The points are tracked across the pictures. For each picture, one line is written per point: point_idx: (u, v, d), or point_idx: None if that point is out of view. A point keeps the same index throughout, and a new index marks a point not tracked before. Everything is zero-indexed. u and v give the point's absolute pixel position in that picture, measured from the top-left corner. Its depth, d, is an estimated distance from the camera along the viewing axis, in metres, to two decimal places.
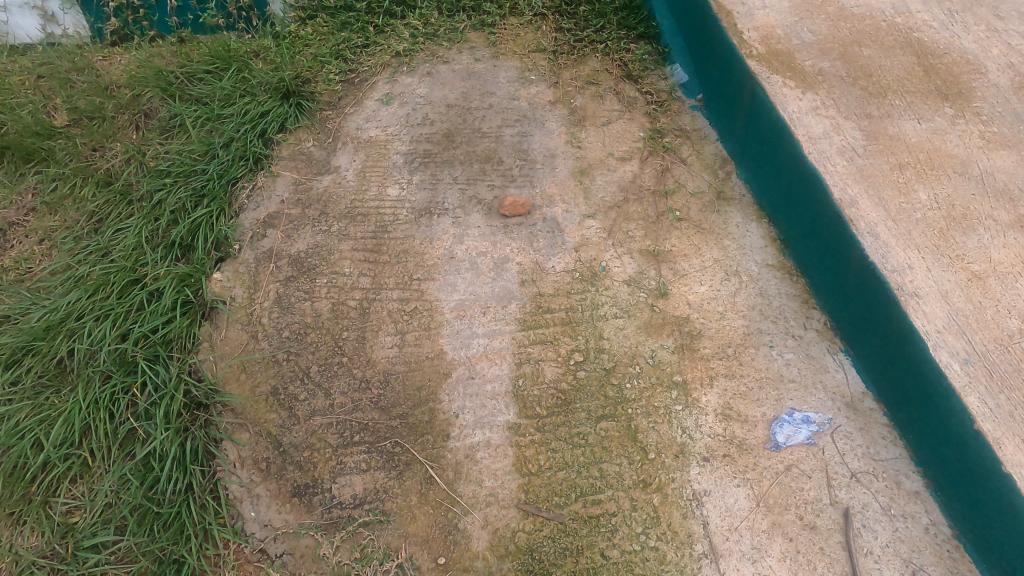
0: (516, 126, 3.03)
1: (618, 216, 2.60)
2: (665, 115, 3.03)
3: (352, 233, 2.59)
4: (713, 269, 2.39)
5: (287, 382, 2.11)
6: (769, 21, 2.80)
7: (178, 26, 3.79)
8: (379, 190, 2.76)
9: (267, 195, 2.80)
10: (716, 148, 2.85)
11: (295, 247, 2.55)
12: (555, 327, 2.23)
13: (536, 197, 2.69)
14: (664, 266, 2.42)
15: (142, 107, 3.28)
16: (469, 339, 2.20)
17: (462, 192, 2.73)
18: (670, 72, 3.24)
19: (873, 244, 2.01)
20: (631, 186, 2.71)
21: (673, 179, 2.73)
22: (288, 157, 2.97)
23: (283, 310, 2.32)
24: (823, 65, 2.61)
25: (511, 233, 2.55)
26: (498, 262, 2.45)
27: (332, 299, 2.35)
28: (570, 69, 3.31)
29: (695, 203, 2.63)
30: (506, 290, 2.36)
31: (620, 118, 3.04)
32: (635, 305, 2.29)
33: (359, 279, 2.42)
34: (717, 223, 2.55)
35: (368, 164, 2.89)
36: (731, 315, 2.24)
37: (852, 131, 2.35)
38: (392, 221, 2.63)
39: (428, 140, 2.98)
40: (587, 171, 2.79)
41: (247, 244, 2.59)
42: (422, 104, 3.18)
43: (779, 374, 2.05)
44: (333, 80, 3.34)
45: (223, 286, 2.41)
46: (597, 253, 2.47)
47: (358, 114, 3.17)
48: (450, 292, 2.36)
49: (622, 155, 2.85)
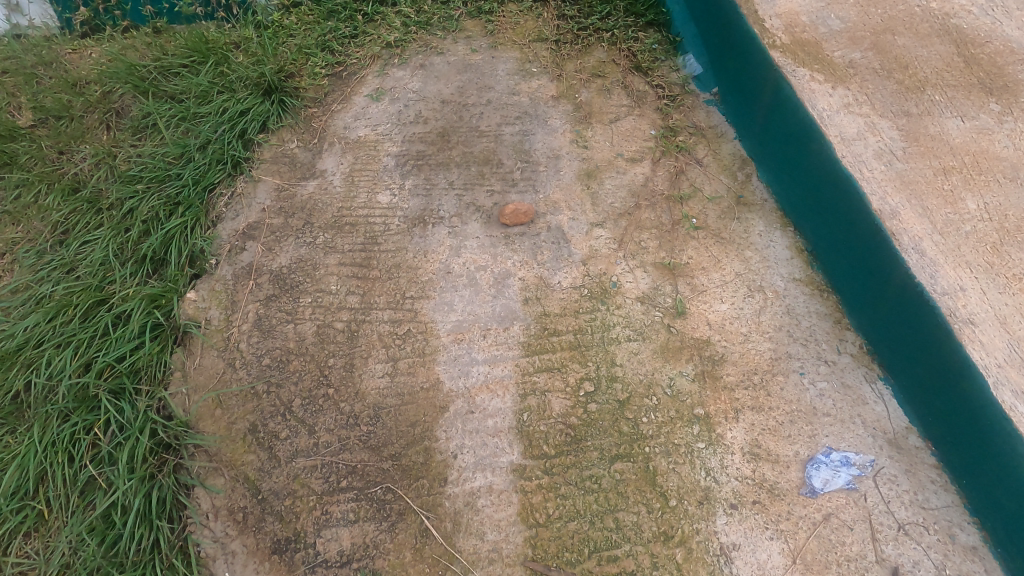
0: (517, 124, 2.79)
1: (629, 225, 2.39)
2: (678, 111, 2.80)
3: (339, 245, 2.37)
4: (734, 285, 2.19)
5: (266, 418, 1.91)
6: (793, 7, 2.55)
7: (153, 15, 3.54)
8: (368, 197, 2.54)
9: (247, 202, 2.58)
10: (734, 147, 2.62)
11: (277, 261, 2.33)
12: (563, 351, 2.04)
13: (540, 203, 2.47)
14: (680, 281, 2.21)
15: (113, 105, 3.03)
16: (469, 367, 2.00)
17: (459, 198, 2.51)
18: (683, 62, 3.00)
19: (919, 262, 1.80)
20: (643, 191, 2.49)
21: (688, 182, 2.51)
22: (270, 160, 2.74)
23: (263, 335, 2.11)
24: (854, 56, 2.37)
25: (513, 245, 2.34)
26: (498, 278, 2.25)
27: (316, 322, 2.14)
28: (574, 60, 3.08)
29: (712, 209, 2.42)
30: (509, 310, 2.15)
31: (629, 114, 2.81)
32: (650, 326, 2.09)
33: (346, 298, 2.21)
34: (737, 232, 2.34)
35: (356, 167, 2.66)
36: (756, 338, 2.04)
37: (890, 131, 2.12)
38: (383, 231, 2.41)
39: (422, 139, 2.75)
40: (595, 174, 2.57)
41: (225, 259, 2.36)
42: (414, 100, 2.95)
43: (812, 406, 1.86)
44: (319, 73, 3.11)
45: (197, 307, 2.19)
46: (607, 267, 2.26)
47: (345, 112, 2.94)
48: (446, 312, 2.15)
49: (631, 157, 2.63)
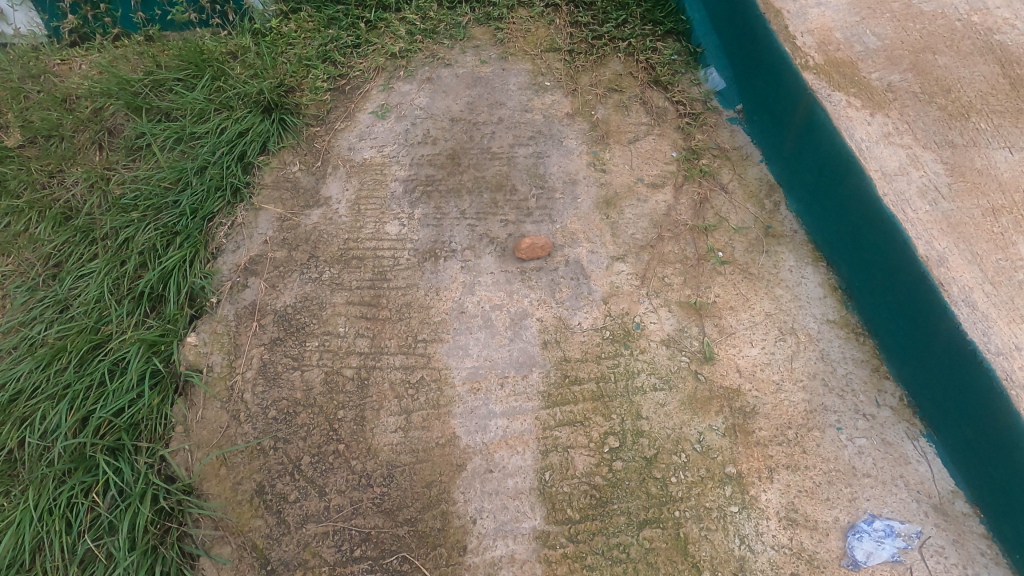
0: (530, 145, 2.65)
1: (652, 259, 2.26)
2: (700, 130, 2.65)
3: (347, 281, 2.26)
4: (764, 326, 2.07)
5: (274, 478, 1.82)
6: (825, 22, 2.40)
7: (145, 23, 3.37)
8: (376, 227, 2.41)
9: (248, 232, 2.45)
10: (760, 171, 2.49)
11: (281, 300, 2.22)
12: (585, 403, 1.93)
13: (556, 234, 2.35)
14: (707, 322, 2.10)
15: (106, 123, 2.89)
16: (486, 420, 1.90)
17: (471, 229, 2.38)
18: (704, 76, 2.84)
19: (971, 317, 1.69)
20: (666, 221, 2.36)
21: (713, 211, 2.38)
22: (272, 185, 2.61)
23: (268, 383, 2.01)
24: (892, 78, 2.23)
25: (530, 282, 2.22)
26: (515, 319, 2.14)
27: (324, 368, 2.04)
28: (589, 73, 2.92)
29: (739, 241, 2.29)
30: (527, 354, 2.05)
31: (648, 134, 2.67)
32: (676, 373, 1.99)
33: (355, 342, 2.10)
34: (766, 267, 2.21)
35: (363, 193, 2.53)
36: (789, 387, 1.93)
37: (933, 164, 1.99)
38: (392, 266, 2.29)
39: (431, 162, 2.62)
40: (614, 202, 2.44)
41: (227, 297, 2.25)
42: (421, 118, 2.81)
43: (852, 466, 1.77)
44: (320, 87, 2.96)
45: (198, 353, 2.08)
46: (629, 306, 2.15)
47: (349, 131, 2.80)
48: (461, 357, 2.05)
49: (652, 182, 2.49)
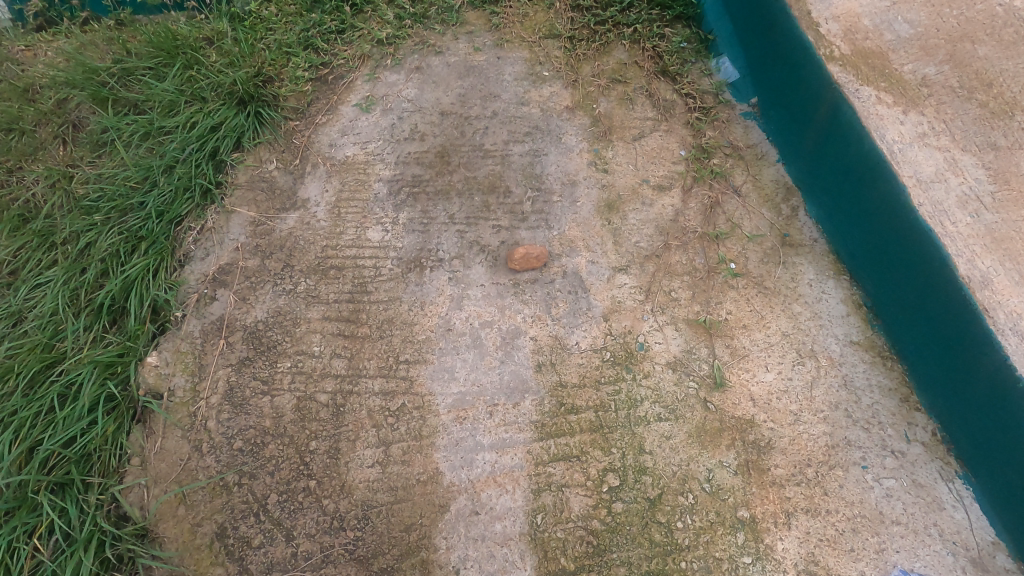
0: (526, 142, 2.44)
1: (657, 270, 2.07)
2: (711, 126, 2.43)
3: (323, 294, 2.07)
4: (781, 349, 1.88)
5: (237, 520, 1.67)
6: (852, 7, 2.15)
7: (116, 5, 3.14)
8: (357, 233, 2.21)
9: (218, 238, 2.26)
10: (777, 172, 2.28)
11: (252, 315, 2.04)
12: (582, 435, 1.75)
13: (553, 242, 2.15)
14: (717, 343, 1.91)
15: (71, 116, 2.67)
16: (473, 454, 1.73)
17: (461, 235, 2.18)
18: (716, 66, 2.61)
19: (1019, 349, 1.50)
20: (673, 228, 2.16)
21: (725, 217, 2.18)
22: (246, 185, 2.41)
23: (235, 409, 1.84)
24: (926, 71, 2.00)
25: (523, 296, 2.03)
26: (507, 337, 1.95)
27: (296, 393, 1.86)
28: (591, 63, 2.69)
29: (753, 251, 2.09)
30: (519, 379, 1.86)
31: (654, 130, 2.45)
32: (683, 402, 1.80)
33: (331, 363, 1.92)
34: (783, 280, 2.01)
35: (343, 195, 2.33)
36: (808, 419, 1.75)
37: (973, 170, 1.78)
38: (373, 277, 2.10)
39: (418, 161, 2.41)
40: (616, 206, 2.23)
41: (192, 310, 2.06)
42: (409, 111, 2.59)
43: (878, 512, 1.61)
44: (301, 77, 2.73)
45: (159, 375, 1.91)
46: (632, 323, 1.96)
47: (331, 125, 2.58)
48: (447, 382, 1.86)
49: (658, 184, 2.28)
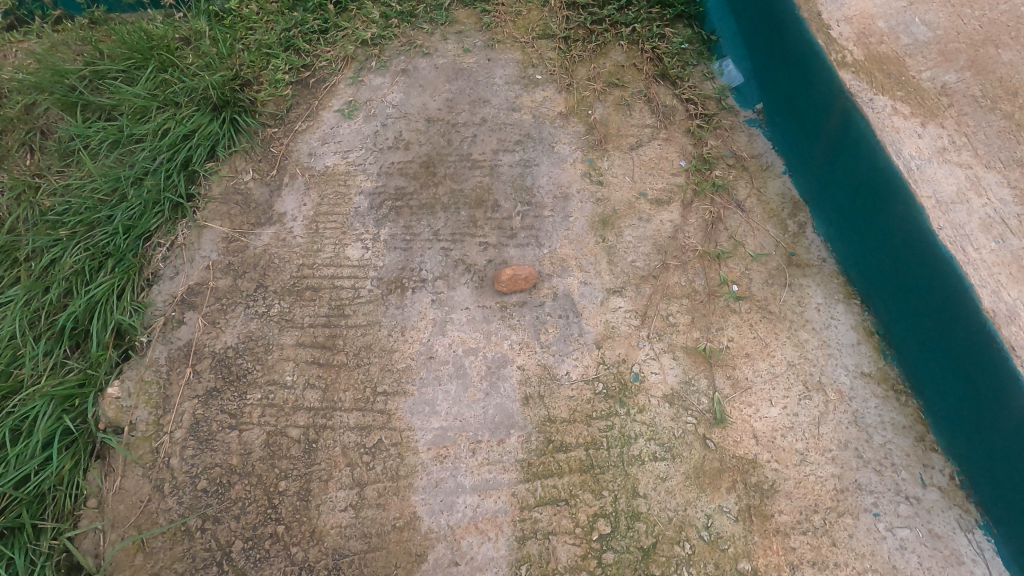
0: (517, 151, 2.30)
1: (654, 292, 1.93)
2: (714, 135, 2.29)
3: (298, 317, 1.94)
4: (786, 380, 1.75)
5: (199, 569, 1.57)
6: (866, 7, 2.00)
7: (90, 3, 2.99)
8: (335, 251, 2.08)
9: (189, 255, 2.13)
10: (783, 185, 2.14)
11: (222, 340, 1.91)
12: (572, 476, 1.63)
13: (543, 261, 2.02)
14: (718, 373, 1.78)
15: (39, 123, 2.52)
16: (453, 497, 1.61)
17: (445, 254, 2.05)
18: (719, 69, 2.46)
19: None
20: (671, 246, 2.02)
21: (727, 234, 2.04)
22: (219, 198, 2.27)
23: (200, 445, 1.72)
24: (946, 78, 1.84)
25: (511, 320, 1.90)
26: (493, 366, 1.82)
27: (266, 428, 1.74)
28: (586, 65, 2.55)
29: (757, 272, 1.95)
30: (504, 413, 1.74)
31: (653, 138, 2.30)
32: (680, 439, 1.68)
33: (304, 394, 1.80)
34: (789, 304, 1.88)
35: (322, 208, 2.19)
36: (815, 459, 1.62)
37: (997, 190, 1.63)
38: (351, 299, 1.97)
39: (402, 171, 2.27)
40: (611, 221, 2.09)
41: (159, 335, 1.94)
42: (394, 118, 2.44)
43: (890, 566, 1.49)
44: (281, 80, 2.58)
45: (120, 407, 1.79)
46: (627, 351, 1.83)
47: (311, 132, 2.44)
48: (427, 416, 1.74)
49: (657, 197, 2.14)
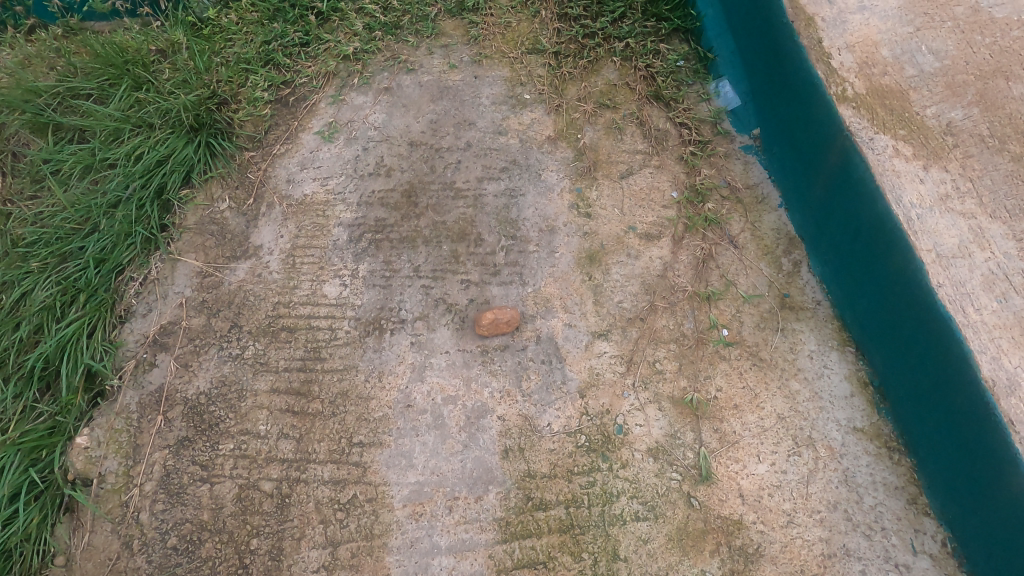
0: (502, 179, 2.19)
1: (641, 336, 1.86)
2: (707, 163, 2.19)
3: (273, 361, 1.88)
4: (776, 434, 1.69)
5: None
6: (869, 33, 1.88)
7: (64, 12, 2.77)
8: (312, 288, 2.01)
9: (162, 291, 2.06)
10: (778, 219, 2.05)
11: (194, 386, 1.86)
12: (551, 536, 1.59)
13: (527, 301, 1.94)
14: (704, 426, 1.72)
15: (11, 144, 2.39)
16: (428, 558, 1.58)
17: (425, 292, 1.98)
18: (715, 90, 2.35)
19: None
20: (660, 285, 1.95)
21: (718, 273, 1.96)
22: (194, 228, 2.20)
23: (171, 499, 1.68)
24: (952, 115, 1.74)
25: (492, 366, 1.83)
26: (472, 416, 1.76)
27: (237, 481, 1.70)
28: (577, 84, 2.42)
29: (748, 315, 1.88)
30: (483, 467, 1.68)
31: (644, 166, 2.20)
32: (664, 498, 1.62)
33: (277, 445, 1.74)
34: (780, 351, 1.81)
35: (299, 241, 2.11)
36: (802, 521, 1.57)
37: (1000, 242, 1.55)
38: (328, 341, 1.91)
39: (383, 201, 2.18)
40: (599, 258, 2.01)
41: (130, 379, 1.88)
42: (375, 141, 2.33)
43: None
44: (259, 98, 2.43)
45: (89, 458, 1.74)
46: (611, 401, 1.77)
47: (289, 156, 2.34)
48: (403, 469, 1.69)
49: (646, 232, 2.06)
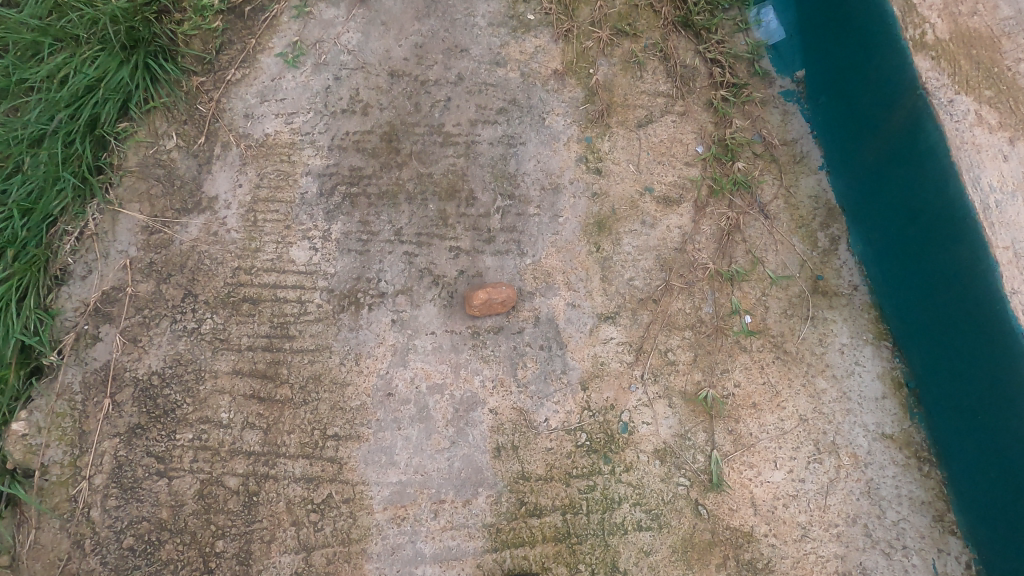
0: (500, 123, 1.84)
1: (653, 321, 1.65)
2: (740, 111, 1.87)
3: (236, 338, 1.66)
4: (796, 437, 1.53)
5: None
6: None
7: None
8: (278, 252, 1.74)
9: (103, 249, 1.73)
10: (817, 184, 1.77)
11: (145, 364, 1.63)
12: (546, 546, 1.48)
13: (526, 276, 1.70)
14: (718, 427, 1.55)
15: None
16: (411, 566, 1.47)
17: (409, 260, 1.72)
18: (755, 17, 1.94)
19: None
20: (678, 261, 1.70)
21: (744, 248, 1.72)
22: (137, 170, 1.80)
23: (125, 495, 1.52)
24: None
25: (483, 351, 1.62)
26: (461, 409, 1.57)
27: (198, 476, 1.53)
28: (591, 2, 1.90)
29: (775, 299, 1.66)
30: (471, 467, 1.52)
31: (665, 112, 1.86)
32: (670, 506, 1.49)
33: (241, 437, 1.56)
34: (808, 343, 1.61)
35: (262, 193, 1.80)
36: (818, 535, 1.46)
37: None
38: (297, 316, 1.67)
39: (359, 146, 1.83)
40: (608, 225, 1.74)
41: (71, 355, 1.64)
42: (349, 69, 1.88)
43: None
44: (208, 6, 1.84)
45: (29, 447, 1.54)
46: (616, 395, 1.58)
47: (247, 84, 1.87)
48: (383, 468, 1.53)
49: (665, 195, 1.77)
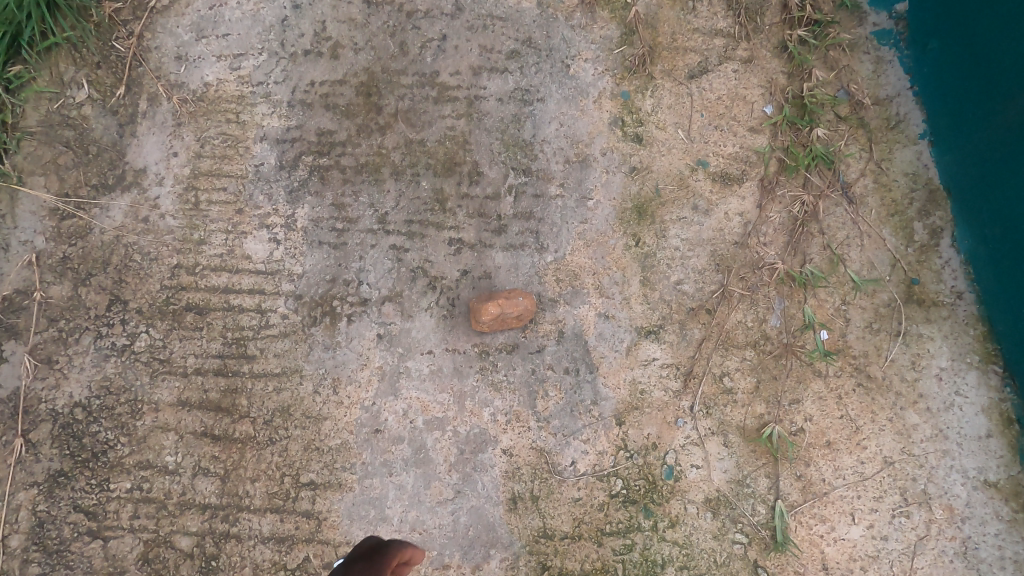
0: (511, 71, 1.37)
1: (707, 338, 1.32)
2: (825, 54, 1.41)
3: (179, 360, 1.30)
4: (878, 484, 1.26)
5: None
6: None
7: None
8: (226, 247, 1.33)
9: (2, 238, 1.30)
10: (918, 159, 1.37)
11: (64, 394, 1.28)
12: None
13: (546, 280, 1.34)
14: (783, 472, 1.27)
15: None
16: None
17: (397, 258, 1.34)
18: None
19: None
20: (740, 260, 1.35)
21: (822, 243, 1.36)
22: (39, 130, 1.32)
23: (51, 559, 1.23)
24: None
25: (494, 377, 1.29)
26: (468, 451, 1.27)
27: (141, 536, 1.24)
28: None
29: (858, 309, 1.33)
30: (482, 523, 1.25)
31: (728, 57, 1.41)
32: (723, 569, 1.24)
33: (193, 486, 1.26)
34: (897, 367, 1.30)
35: (203, 164, 1.34)
36: None
37: None
38: (257, 331, 1.31)
39: (326, 102, 1.36)
40: (650, 210, 1.36)
41: None
42: None
43: None
44: None
45: None
46: (659, 433, 1.28)
47: (178, 12, 1.35)
48: (374, 526, 1.25)
49: (724, 171, 1.38)
